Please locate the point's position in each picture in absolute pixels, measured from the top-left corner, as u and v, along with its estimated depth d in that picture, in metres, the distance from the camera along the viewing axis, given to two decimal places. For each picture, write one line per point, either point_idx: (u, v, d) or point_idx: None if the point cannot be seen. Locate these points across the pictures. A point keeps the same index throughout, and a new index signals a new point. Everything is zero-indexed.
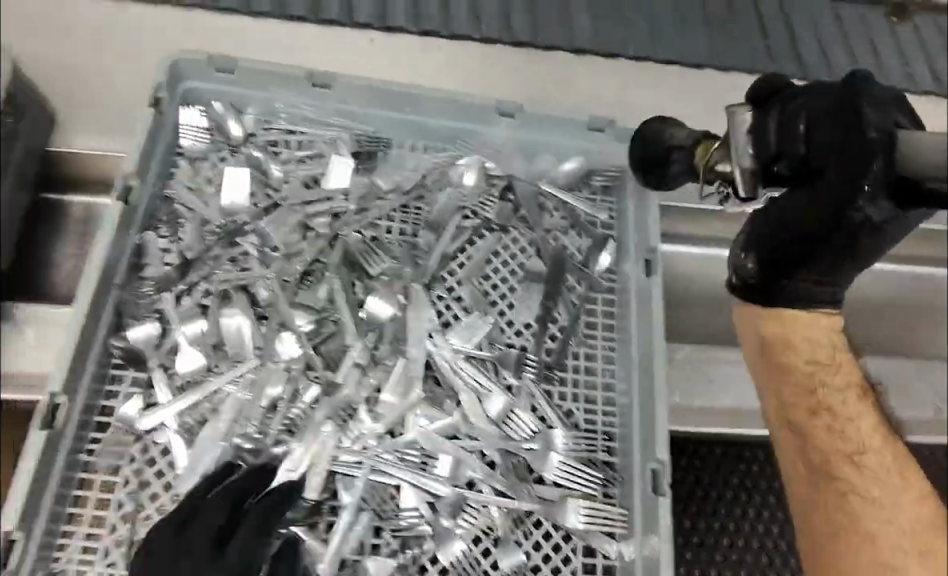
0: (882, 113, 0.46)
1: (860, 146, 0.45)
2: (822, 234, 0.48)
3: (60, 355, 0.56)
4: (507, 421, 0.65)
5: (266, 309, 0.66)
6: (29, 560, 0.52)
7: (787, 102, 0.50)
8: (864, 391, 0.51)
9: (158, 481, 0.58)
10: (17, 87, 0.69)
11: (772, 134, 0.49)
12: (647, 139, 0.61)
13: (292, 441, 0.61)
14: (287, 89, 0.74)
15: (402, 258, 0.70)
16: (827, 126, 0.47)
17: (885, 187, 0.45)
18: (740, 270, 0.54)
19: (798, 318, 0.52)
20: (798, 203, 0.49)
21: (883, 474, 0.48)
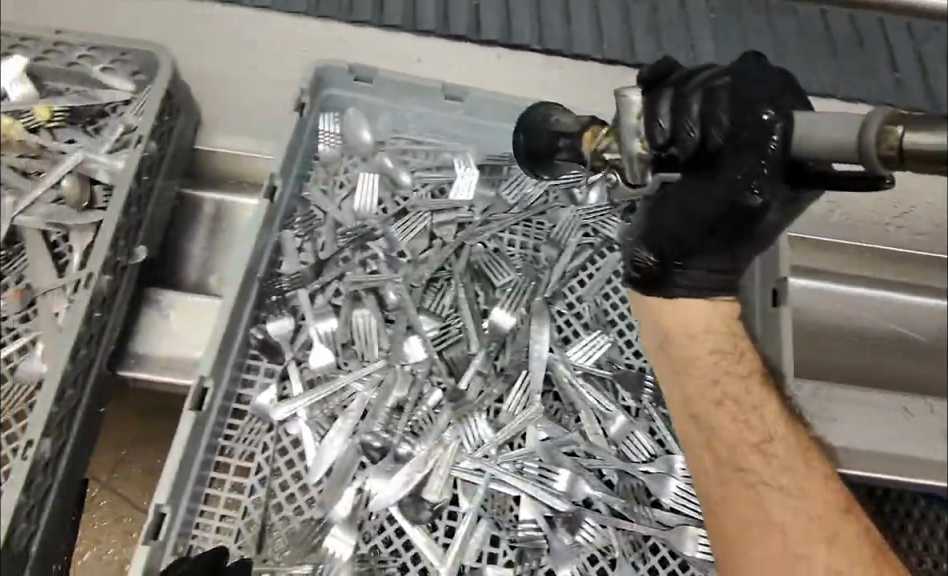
0: (770, 97, 0.47)
1: (757, 127, 0.46)
2: (720, 216, 0.48)
3: (210, 342, 0.59)
4: (626, 441, 0.65)
5: (393, 312, 0.68)
6: (173, 534, 0.55)
7: (684, 82, 0.50)
8: (765, 380, 0.56)
9: (289, 470, 0.61)
10: (175, 87, 0.73)
11: (665, 117, 0.49)
12: (531, 136, 0.63)
13: (417, 444, 0.62)
14: (417, 98, 0.74)
15: (525, 271, 0.70)
16: (724, 106, 0.48)
17: (781, 167, 0.46)
18: (636, 261, 0.54)
19: (690, 306, 0.55)
20: (697, 194, 0.49)
21: (787, 462, 0.53)
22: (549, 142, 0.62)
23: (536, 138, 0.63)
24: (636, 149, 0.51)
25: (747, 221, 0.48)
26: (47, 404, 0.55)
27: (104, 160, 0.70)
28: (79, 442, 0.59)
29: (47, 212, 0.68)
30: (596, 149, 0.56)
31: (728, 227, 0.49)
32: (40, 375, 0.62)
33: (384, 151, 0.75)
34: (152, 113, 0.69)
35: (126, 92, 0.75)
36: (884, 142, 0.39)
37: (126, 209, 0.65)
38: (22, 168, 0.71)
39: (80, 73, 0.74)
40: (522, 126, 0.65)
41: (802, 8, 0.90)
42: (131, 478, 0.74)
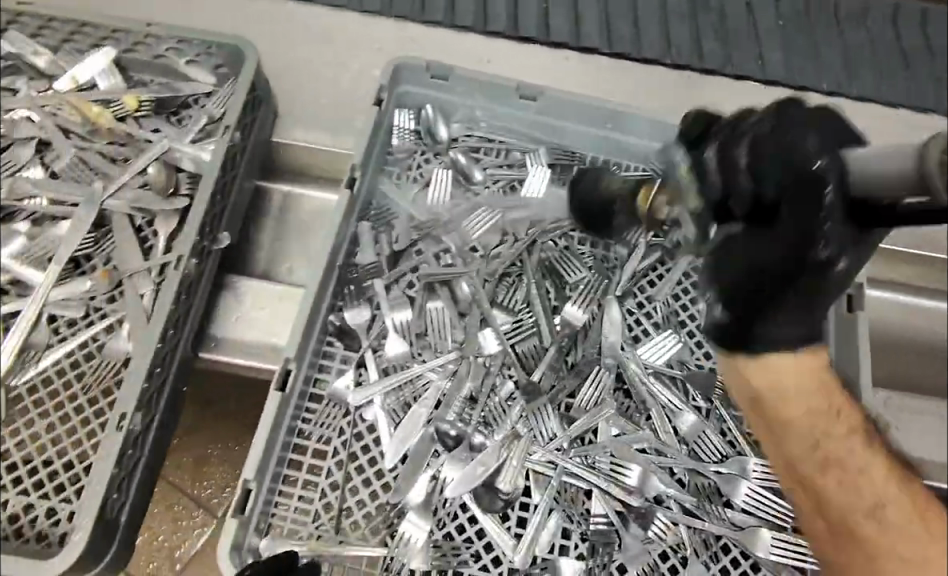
0: (822, 140, 0.46)
1: (811, 176, 0.45)
2: (788, 271, 0.47)
3: (294, 327, 0.60)
4: (697, 441, 0.65)
5: (464, 307, 0.69)
6: (257, 511, 0.57)
7: (731, 133, 0.50)
8: (862, 429, 0.50)
9: (365, 456, 0.62)
10: (259, 81, 0.75)
11: (717, 175, 0.50)
12: (582, 196, 0.68)
13: (491, 433, 0.63)
14: (494, 101, 0.74)
15: (596, 270, 0.71)
16: (773, 153, 0.47)
17: (842, 215, 0.45)
18: (715, 322, 0.51)
19: (782, 365, 0.48)
20: (760, 249, 0.48)
21: (906, 527, 0.49)
22: (602, 202, 0.66)
23: (588, 195, 0.67)
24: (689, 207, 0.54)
25: (816, 274, 0.47)
26: (139, 377, 0.59)
27: (189, 150, 0.72)
28: (165, 415, 0.64)
29: (133, 197, 0.70)
30: (651, 207, 0.60)
31: (797, 280, 0.47)
32: (126, 353, 0.65)
33: (458, 148, 0.76)
34: (238, 106, 0.71)
35: (209, 84, 0.77)
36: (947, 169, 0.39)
37: (213, 198, 0.68)
38: (112, 156, 0.73)
39: (166, 64, 0.77)
40: (574, 185, 0.69)
41: (872, 18, 0.89)
42: (183, 468, 0.78)
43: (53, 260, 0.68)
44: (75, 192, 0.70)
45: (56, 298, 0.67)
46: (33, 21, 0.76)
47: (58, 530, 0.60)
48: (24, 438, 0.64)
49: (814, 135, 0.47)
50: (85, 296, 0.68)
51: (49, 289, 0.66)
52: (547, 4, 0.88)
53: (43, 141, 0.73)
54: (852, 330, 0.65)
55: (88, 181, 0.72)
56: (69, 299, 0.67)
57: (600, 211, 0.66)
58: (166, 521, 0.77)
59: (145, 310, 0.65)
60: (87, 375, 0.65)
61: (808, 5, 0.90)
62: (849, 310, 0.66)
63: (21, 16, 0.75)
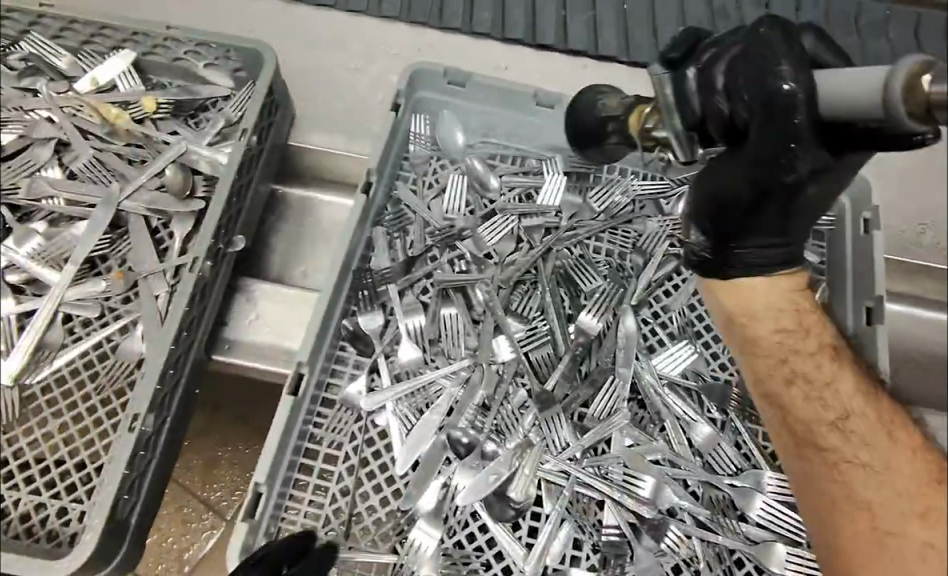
0: (794, 62, 0.46)
1: (780, 102, 0.46)
2: (760, 192, 0.50)
3: (308, 330, 0.60)
4: (712, 453, 0.64)
5: (479, 313, 0.69)
6: (267, 514, 0.57)
7: (709, 56, 0.51)
8: (835, 350, 0.53)
9: (376, 461, 0.62)
10: (277, 85, 0.75)
11: (697, 97, 0.51)
12: (579, 120, 0.62)
13: (503, 442, 0.63)
14: (514, 109, 0.74)
15: (611, 279, 0.70)
16: (745, 78, 0.48)
17: (810, 135, 0.46)
18: (691, 249, 0.56)
19: (752, 285, 0.53)
20: (734, 169, 0.51)
21: (870, 438, 0.49)
22: (598, 125, 0.61)
23: (584, 120, 0.62)
24: (674, 126, 0.52)
25: (786, 195, 0.50)
26: (151, 380, 0.59)
27: (206, 152, 0.73)
28: (178, 417, 0.64)
29: (150, 199, 0.71)
30: (642, 130, 0.56)
31: (767, 202, 0.51)
32: (140, 354, 0.65)
33: (474, 155, 0.75)
34: (256, 109, 0.71)
35: (226, 87, 0.77)
36: (911, 98, 0.38)
37: (228, 201, 0.68)
38: (129, 157, 0.74)
39: (185, 68, 0.77)
40: (570, 115, 0.64)
41: (895, 28, 0.88)
42: (193, 470, 0.77)
43: (69, 260, 0.68)
44: (94, 193, 0.71)
45: (72, 298, 0.67)
46: (55, 23, 0.76)
47: (68, 530, 0.60)
48: (36, 438, 0.64)
49: (788, 57, 0.46)
50: (100, 297, 0.68)
51: (64, 289, 0.67)
52: (566, 12, 0.87)
53: (62, 142, 0.74)
54: (874, 342, 0.64)
55: (106, 182, 0.73)
56: (84, 299, 0.67)
57: (595, 134, 0.61)
58: (174, 523, 0.76)
59: (159, 311, 0.66)
60: (101, 377, 0.65)
61: (830, 14, 0.88)
62: (867, 322, 0.66)
63: (42, 17, 0.76)
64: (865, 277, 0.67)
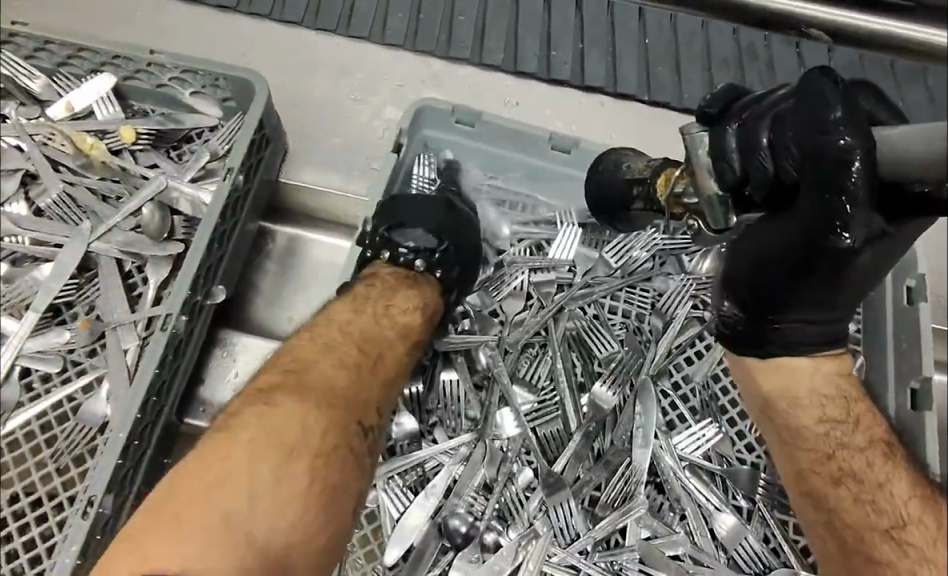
0: (850, 111, 0.39)
1: (833, 155, 0.38)
2: (805, 261, 0.42)
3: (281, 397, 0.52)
4: (737, 548, 0.58)
5: (482, 379, 0.62)
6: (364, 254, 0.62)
7: (746, 109, 0.44)
8: (889, 447, 0.49)
9: (363, 549, 0.56)
10: (269, 119, 0.68)
11: (736, 156, 0.43)
12: (603, 182, 0.61)
13: (505, 531, 0.57)
14: (530, 152, 0.67)
15: (630, 346, 0.64)
16: (793, 130, 0.40)
17: (869, 191, 0.38)
18: (724, 320, 0.49)
19: (796, 366, 0.49)
20: (775, 234, 0.43)
21: (929, 550, 0.45)
22: (625, 189, 0.60)
23: (610, 185, 0.60)
24: (713, 191, 0.45)
25: (837, 264, 0.41)
26: (113, 454, 0.53)
27: (187, 190, 0.67)
28: (141, 493, 0.57)
29: (123, 241, 0.65)
30: (671, 194, 0.51)
31: (816, 271, 0.42)
32: (105, 418, 0.59)
33: (486, 198, 0.69)
34: (244, 143, 0.64)
35: (214, 118, 0.70)
36: None
37: (208, 248, 0.61)
38: (103, 193, 0.68)
39: (168, 94, 0.70)
40: (592, 175, 0.62)
41: None
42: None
43: (30, 307, 0.62)
44: (60, 232, 0.65)
45: (30, 351, 0.61)
46: (27, 43, 0.69)
47: None
48: None
49: (843, 107, 0.39)
50: (63, 349, 0.62)
51: (24, 339, 0.61)
52: (583, 46, 0.76)
53: (30, 173, 0.68)
54: (922, 427, 0.58)
55: (75, 221, 0.66)
56: (44, 352, 0.61)
57: (623, 194, 0.60)
58: None
59: (128, 369, 0.60)
60: (59, 442, 0.59)
61: None
62: (913, 406, 0.60)
63: (15, 35, 0.68)
64: (912, 352, 0.61)
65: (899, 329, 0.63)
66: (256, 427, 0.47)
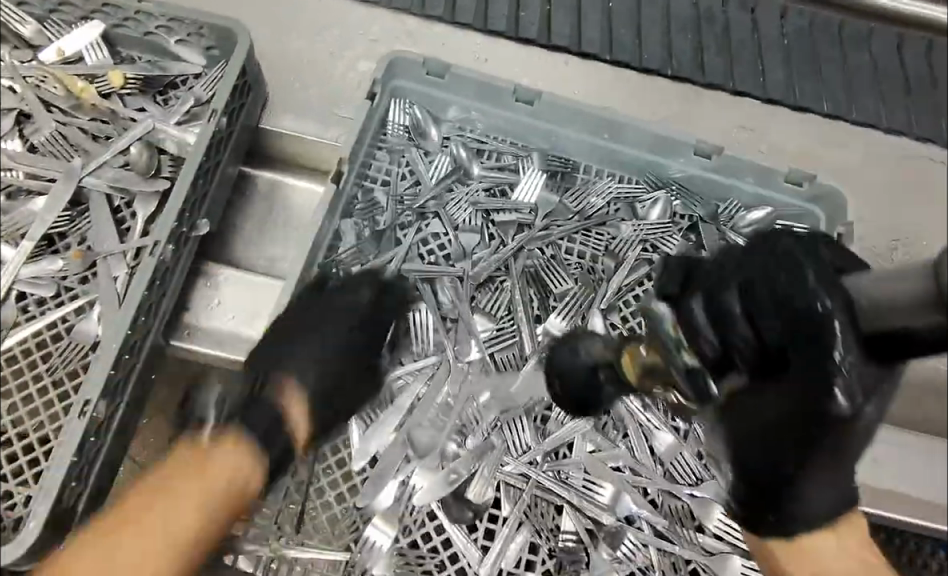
0: (821, 274, 0.38)
1: (814, 320, 0.36)
2: (808, 433, 0.38)
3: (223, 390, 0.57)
4: (674, 462, 0.64)
5: (448, 310, 0.67)
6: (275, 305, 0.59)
7: (711, 280, 0.42)
8: None
9: (333, 456, 0.61)
10: (253, 66, 0.73)
11: (709, 328, 0.41)
12: (560, 366, 0.55)
13: (463, 441, 0.62)
14: (500, 105, 0.73)
15: (582, 282, 0.70)
16: (765, 300, 0.39)
17: (859, 349, 0.35)
18: (734, 490, 0.46)
19: (823, 554, 0.52)
20: (767, 408, 0.39)
21: None
22: (591, 372, 0.53)
23: (568, 364, 0.54)
24: (691, 363, 0.42)
25: (840, 431, 0.37)
26: (106, 364, 0.58)
27: (174, 132, 0.71)
28: (131, 403, 0.62)
29: (114, 176, 0.69)
30: (646, 368, 0.46)
31: (819, 441, 0.38)
32: (97, 337, 0.64)
33: (458, 142, 0.74)
34: (227, 88, 0.69)
35: (199, 66, 0.74)
36: None
37: (194, 182, 0.66)
38: (93, 132, 0.72)
39: (156, 43, 0.75)
40: (547, 361, 0.58)
41: (875, 41, 0.90)
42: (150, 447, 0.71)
43: (25, 236, 0.67)
44: (53, 167, 0.69)
45: (26, 276, 0.66)
46: None
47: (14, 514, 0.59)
48: None
49: (813, 270, 0.38)
50: (56, 276, 0.66)
51: (22, 263, 0.66)
52: (550, 6, 0.86)
53: (24, 113, 0.71)
54: None
55: (67, 157, 0.70)
56: (40, 277, 0.66)
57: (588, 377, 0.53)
58: None
59: (118, 294, 0.64)
60: (53, 358, 0.64)
61: (814, 25, 0.90)
62: None
63: None
64: None
65: None
66: (140, 523, 0.52)
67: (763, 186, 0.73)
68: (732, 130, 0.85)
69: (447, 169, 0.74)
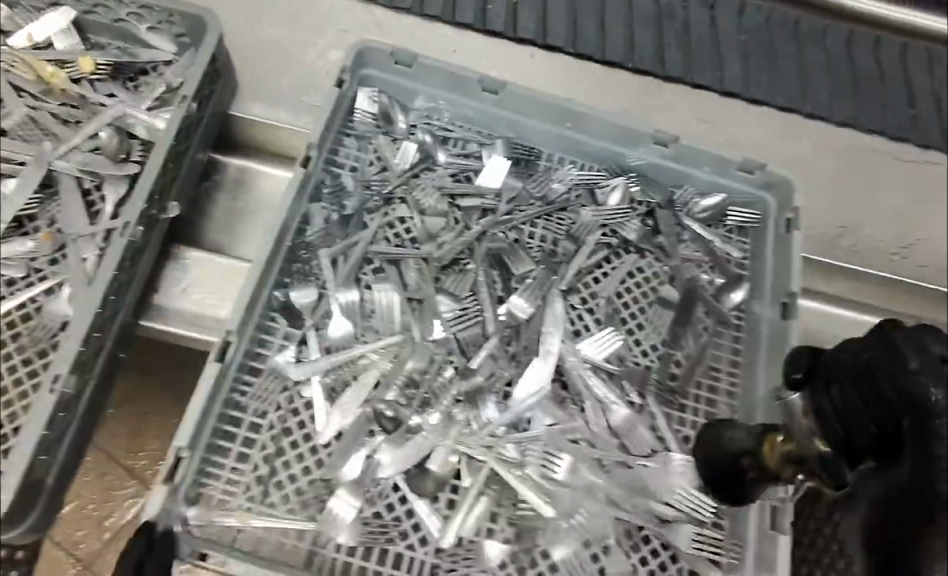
0: (926, 361, 0.46)
1: (924, 405, 0.44)
2: (923, 519, 0.42)
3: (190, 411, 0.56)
4: (629, 434, 0.67)
5: (413, 291, 0.69)
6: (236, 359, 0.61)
7: (830, 371, 0.54)
8: None
9: (299, 431, 0.63)
10: (222, 52, 0.74)
11: (834, 418, 0.53)
12: (708, 463, 0.61)
13: (426, 416, 0.64)
14: (466, 94, 0.76)
15: (544, 265, 0.72)
16: (885, 388, 0.48)
17: None
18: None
19: None
20: (894, 494, 0.44)
21: None
22: (732, 461, 0.59)
23: (715, 458, 0.61)
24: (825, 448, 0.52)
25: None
26: (75, 342, 0.59)
27: (144, 117, 0.72)
28: (100, 380, 0.63)
29: (84, 160, 0.70)
30: (787, 458, 0.54)
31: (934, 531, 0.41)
32: (66, 317, 0.65)
33: (424, 130, 0.76)
34: (197, 75, 0.70)
35: (169, 52, 0.76)
36: None
37: (165, 165, 0.67)
38: (63, 117, 0.72)
39: (125, 30, 0.76)
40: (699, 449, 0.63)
41: (829, 35, 0.94)
42: (119, 437, 0.75)
43: None
44: (24, 151, 0.70)
45: None
46: None
47: None
48: None
49: (917, 358, 0.46)
50: (26, 257, 0.67)
51: None
52: None
53: None
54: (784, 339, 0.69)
55: (37, 141, 0.71)
56: (10, 258, 0.67)
57: (732, 471, 0.59)
58: (94, 489, 0.75)
59: (88, 275, 0.65)
60: (23, 337, 0.65)
61: (770, 19, 0.93)
62: (783, 317, 0.70)
63: None
64: (784, 274, 0.72)
65: (776, 257, 0.74)
66: None
67: (718, 173, 0.77)
68: (692, 123, 0.88)
69: (415, 156, 0.76)
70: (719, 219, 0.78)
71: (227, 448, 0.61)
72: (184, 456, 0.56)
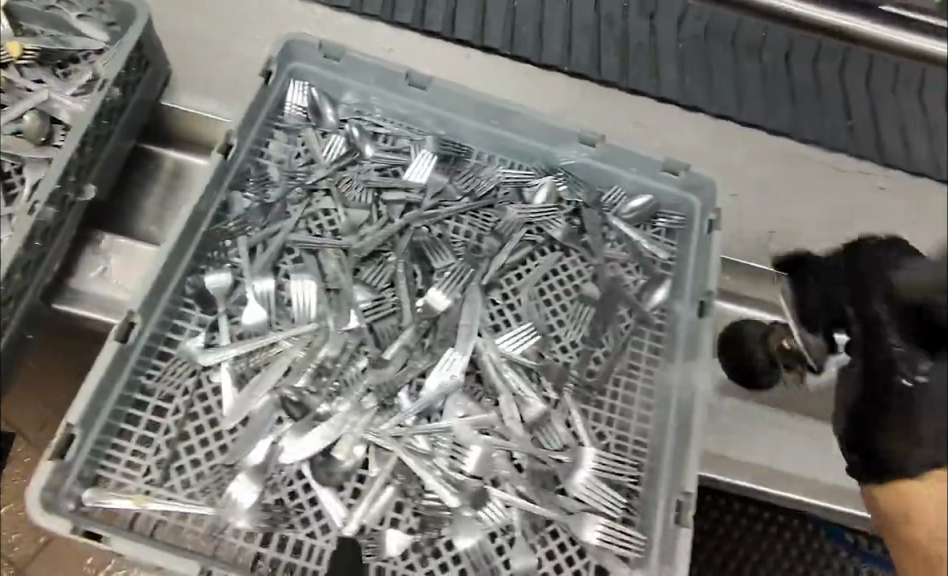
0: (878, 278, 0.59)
1: (869, 313, 0.58)
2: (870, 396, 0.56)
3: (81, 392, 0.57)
4: (543, 429, 0.67)
5: (330, 281, 0.69)
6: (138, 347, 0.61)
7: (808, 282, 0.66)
8: None
9: (205, 416, 0.62)
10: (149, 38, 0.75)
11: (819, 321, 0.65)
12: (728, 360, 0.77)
13: (335, 405, 0.64)
14: (395, 90, 0.77)
15: (464, 259, 0.73)
16: (847, 302, 0.60)
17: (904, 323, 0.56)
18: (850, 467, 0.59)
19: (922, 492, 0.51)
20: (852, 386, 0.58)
21: None
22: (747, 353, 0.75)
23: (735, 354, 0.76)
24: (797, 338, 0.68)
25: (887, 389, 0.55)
26: None
27: (68, 103, 0.72)
28: None
29: (4, 143, 0.69)
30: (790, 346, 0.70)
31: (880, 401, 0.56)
32: None
33: (353, 124, 0.77)
34: (120, 60, 0.71)
35: (100, 41, 0.75)
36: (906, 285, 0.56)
37: (82, 148, 0.67)
38: None
39: (56, 18, 0.76)
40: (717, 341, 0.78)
41: (769, 46, 0.89)
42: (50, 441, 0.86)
43: None
44: None
45: None
46: None
47: None
48: None
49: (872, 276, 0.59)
50: None
51: None
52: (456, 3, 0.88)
53: None
54: (700, 334, 0.70)
55: None
56: None
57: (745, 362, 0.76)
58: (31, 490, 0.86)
59: None
60: None
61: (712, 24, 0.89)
62: (699, 314, 0.71)
63: None
64: (701, 272, 0.73)
65: (698, 258, 0.74)
66: None
67: (645, 174, 0.78)
68: (626, 127, 0.94)
69: (346, 150, 0.76)
70: (648, 220, 0.78)
71: (129, 431, 0.60)
72: (76, 435, 0.56)
